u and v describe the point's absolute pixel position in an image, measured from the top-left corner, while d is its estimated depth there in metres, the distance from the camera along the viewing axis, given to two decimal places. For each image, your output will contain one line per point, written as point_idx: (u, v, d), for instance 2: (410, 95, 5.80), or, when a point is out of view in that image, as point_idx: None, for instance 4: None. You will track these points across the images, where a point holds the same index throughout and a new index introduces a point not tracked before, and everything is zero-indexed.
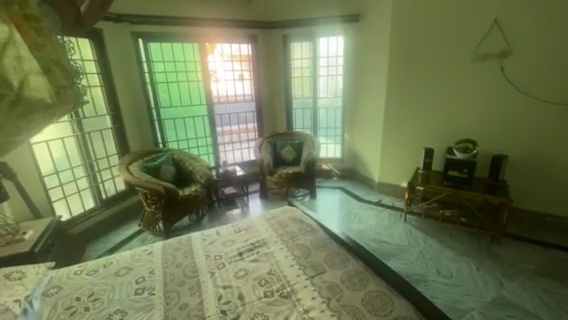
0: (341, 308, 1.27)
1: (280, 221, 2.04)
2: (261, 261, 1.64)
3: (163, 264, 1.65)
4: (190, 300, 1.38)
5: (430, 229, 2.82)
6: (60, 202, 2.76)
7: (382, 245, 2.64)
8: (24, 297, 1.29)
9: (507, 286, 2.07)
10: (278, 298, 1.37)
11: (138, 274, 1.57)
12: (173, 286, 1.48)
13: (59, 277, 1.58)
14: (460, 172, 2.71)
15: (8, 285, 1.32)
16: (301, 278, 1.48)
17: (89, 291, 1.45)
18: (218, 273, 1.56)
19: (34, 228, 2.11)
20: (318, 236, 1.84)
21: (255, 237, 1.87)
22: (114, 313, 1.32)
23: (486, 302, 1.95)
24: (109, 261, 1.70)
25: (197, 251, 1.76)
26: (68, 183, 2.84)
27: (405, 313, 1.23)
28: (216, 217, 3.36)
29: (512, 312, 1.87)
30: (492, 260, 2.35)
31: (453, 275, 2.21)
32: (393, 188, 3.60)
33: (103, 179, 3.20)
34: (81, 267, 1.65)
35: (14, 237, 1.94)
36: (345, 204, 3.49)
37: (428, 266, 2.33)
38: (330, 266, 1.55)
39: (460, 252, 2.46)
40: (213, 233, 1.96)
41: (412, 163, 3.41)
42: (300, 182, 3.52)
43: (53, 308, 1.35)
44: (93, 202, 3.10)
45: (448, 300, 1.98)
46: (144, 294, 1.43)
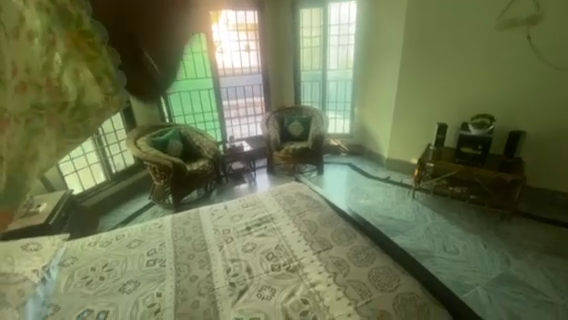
0: (347, 283, 1.30)
1: (287, 197, 2.04)
2: (269, 235, 1.66)
3: (174, 238, 1.69)
4: (200, 272, 1.43)
5: (439, 206, 2.80)
6: (72, 176, 2.83)
7: (389, 221, 2.64)
8: (42, 267, 1.34)
9: (513, 264, 2.07)
10: (285, 271, 1.40)
11: (149, 247, 1.61)
12: (183, 259, 1.52)
13: (75, 248, 1.65)
14: (473, 150, 2.62)
15: (26, 255, 1.38)
16: (307, 253, 1.50)
17: (103, 262, 1.51)
18: (226, 247, 1.59)
19: (47, 200, 2.18)
20: (325, 212, 1.84)
21: (262, 212, 1.89)
22: (127, 283, 1.37)
23: (492, 279, 1.97)
24: (121, 234, 1.75)
25: (206, 225, 1.80)
26: (78, 157, 2.89)
27: (411, 288, 1.24)
28: (224, 192, 3.40)
29: (517, 288, 1.88)
30: (500, 237, 2.34)
31: (459, 252, 2.22)
32: (402, 164, 3.54)
33: (111, 154, 3.22)
34: (95, 239, 1.71)
35: (29, 209, 2.02)
36: (353, 180, 3.47)
37: (434, 242, 2.33)
38: (337, 242, 1.56)
39: (467, 229, 2.46)
40: (221, 207, 1.98)
41: (423, 139, 3.31)
42: (306, 158, 3.50)
43: (70, 278, 1.43)
44: (104, 175, 3.15)
45: (453, 275, 2.01)
46: (156, 266, 1.48)
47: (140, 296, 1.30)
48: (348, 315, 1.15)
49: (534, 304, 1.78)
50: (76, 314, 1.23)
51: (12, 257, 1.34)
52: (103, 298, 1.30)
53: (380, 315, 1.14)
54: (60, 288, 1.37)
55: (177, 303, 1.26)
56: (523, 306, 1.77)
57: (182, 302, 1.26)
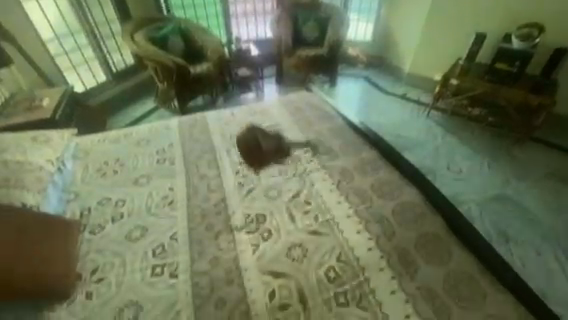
0: (350, 190, 1.34)
1: (297, 107, 1.94)
2: (276, 142, 1.64)
3: (181, 139, 1.69)
4: (209, 172, 1.47)
5: (452, 127, 2.71)
6: (70, 71, 2.73)
7: (397, 138, 2.62)
8: (55, 158, 1.38)
9: (513, 186, 2.12)
10: (291, 176, 1.43)
11: (158, 147, 1.63)
12: (192, 159, 1.55)
13: (86, 143, 1.67)
14: (509, 67, 2.45)
15: (37, 146, 1.41)
16: (314, 161, 1.51)
17: (115, 157, 1.56)
18: (234, 151, 1.60)
19: (50, 95, 2.17)
20: (335, 124, 1.77)
21: (270, 121, 1.83)
22: (140, 178, 1.44)
23: (487, 197, 2.05)
24: (129, 132, 1.75)
25: (213, 129, 1.78)
26: (73, 51, 2.74)
27: (411, 198, 1.28)
28: (231, 101, 3.28)
29: (509, 207, 1.98)
30: (507, 161, 2.33)
31: (462, 171, 2.25)
32: (422, 81, 3.26)
33: (108, 50, 3.00)
34: (103, 137, 1.72)
35: (33, 104, 2.04)
36: (366, 95, 3.28)
37: (439, 161, 2.35)
38: (345, 153, 1.55)
39: (476, 151, 2.43)
40: (228, 114, 1.91)
41: (451, 52, 2.97)
42: (318, 67, 3.25)
43: (85, 170, 1.49)
44: (105, 75, 3.01)
45: (450, 192, 2.09)
46: (166, 164, 1.52)
47: (152, 189, 1.37)
48: (348, 217, 1.22)
49: (521, 221, 1.89)
50: (97, 201, 1.32)
51: (23, 147, 1.37)
52: (119, 189, 1.38)
53: (379, 219, 1.20)
54: (79, 179, 1.44)
55: (187, 197, 1.34)
56: (510, 222, 1.89)
57: (192, 197, 1.34)
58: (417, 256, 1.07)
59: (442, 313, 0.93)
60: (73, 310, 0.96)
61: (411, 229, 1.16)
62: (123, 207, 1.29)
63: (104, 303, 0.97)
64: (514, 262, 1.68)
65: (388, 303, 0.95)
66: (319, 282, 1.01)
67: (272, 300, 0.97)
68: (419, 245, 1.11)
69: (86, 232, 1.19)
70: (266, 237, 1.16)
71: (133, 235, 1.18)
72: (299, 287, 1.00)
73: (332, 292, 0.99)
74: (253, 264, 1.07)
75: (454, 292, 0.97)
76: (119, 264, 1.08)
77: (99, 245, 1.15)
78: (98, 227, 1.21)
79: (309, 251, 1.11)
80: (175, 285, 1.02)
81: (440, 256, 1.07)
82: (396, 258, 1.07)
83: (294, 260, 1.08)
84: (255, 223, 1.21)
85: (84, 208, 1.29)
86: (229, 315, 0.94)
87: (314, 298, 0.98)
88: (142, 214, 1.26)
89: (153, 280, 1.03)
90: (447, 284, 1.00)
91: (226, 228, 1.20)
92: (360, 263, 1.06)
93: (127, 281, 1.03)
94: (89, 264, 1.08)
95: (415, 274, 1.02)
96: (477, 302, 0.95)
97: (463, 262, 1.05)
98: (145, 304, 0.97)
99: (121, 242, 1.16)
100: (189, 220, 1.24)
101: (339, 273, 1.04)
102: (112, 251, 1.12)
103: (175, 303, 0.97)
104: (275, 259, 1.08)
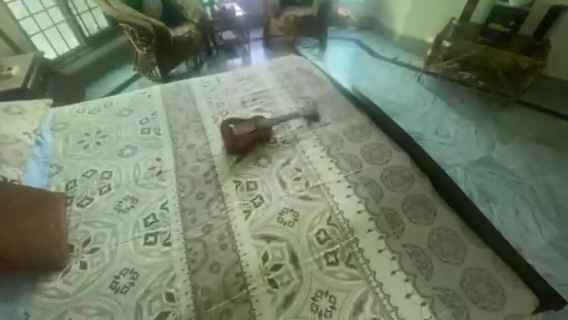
0: (340, 156, 1.34)
1: (286, 71, 1.87)
2: (265, 110, 1.60)
3: (166, 108, 1.62)
4: (197, 141, 1.43)
5: (442, 92, 2.69)
6: (38, 37, 2.57)
7: (388, 104, 2.61)
8: (32, 131, 1.32)
9: (498, 149, 2.17)
10: (281, 144, 1.41)
11: (142, 116, 1.56)
12: (178, 129, 1.50)
13: (63, 114, 1.59)
14: (503, 27, 2.38)
15: (11, 118, 1.33)
16: (304, 128, 1.49)
17: (96, 128, 1.49)
18: (221, 119, 1.55)
19: (18, 64, 2.01)
20: (326, 89, 1.72)
21: (258, 87, 1.76)
22: (126, 149, 1.39)
23: (472, 160, 2.11)
24: (110, 102, 1.66)
25: (199, 96, 1.70)
26: (39, 14, 2.55)
27: (401, 162, 1.29)
28: (216, 66, 3.13)
29: (492, 169, 2.05)
30: (494, 125, 2.36)
31: (450, 136, 2.29)
32: (414, 43, 3.18)
33: (78, 12, 2.77)
34: (82, 107, 1.63)
35: (0, 72, 1.89)
36: (357, 59, 3.18)
37: (428, 126, 2.38)
38: (335, 119, 1.53)
39: (464, 116, 2.45)
40: (214, 80, 1.83)
41: (445, 16, 2.89)
42: (308, 29, 3.10)
43: (66, 142, 1.43)
44: (77, 40, 2.80)
45: (437, 156, 2.14)
46: (151, 134, 1.47)
47: (139, 160, 1.34)
48: (338, 182, 1.23)
49: (503, 182, 1.97)
50: (82, 173, 1.29)
51: None
52: (104, 161, 1.34)
53: (368, 183, 1.22)
54: (60, 151, 1.39)
55: (176, 167, 1.31)
56: (492, 183, 1.96)
57: (181, 166, 1.32)
58: (403, 217, 1.11)
59: (425, 268, 0.98)
60: (69, 279, 0.97)
61: (399, 192, 1.19)
62: (110, 179, 1.26)
63: (100, 271, 0.99)
64: (494, 220, 1.78)
65: (375, 261, 1.00)
66: (310, 244, 1.05)
67: (265, 261, 1.00)
68: (406, 206, 1.14)
69: (74, 205, 1.17)
70: (257, 203, 1.17)
71: (123, 205, 1.17)
72: (290, 249, 1.03)
73: (323, 253, 1.03)
74: (246, 230, 1.09)
75: (437, 248, 1.03)
76: (111, 234, 1.08)
77: (89, 216, 1.13)
78: (86, 199, 1.19)
79: (299, 215, 1.13)
80: (169, 252, 1.03)
81: (426, 216, 1.11)
82: (383, 219, 1.11)
83: (286, 224, 1.10)
84: (246, 191, 1.21)
85: (69, 181, 1.26)
86: (224, 277, 0.97)
87: (305, 258, 1.02)
88: (131, 185, 1.24)
89: (147, 249, 1.04)
90: (431, 241, 1.04)
91: (217, 196, 1.20)
92: (350, 225, 1.09)
93: (121, 250, 1.04)
94: (81, 236, 1.08)
95: (401, 233, 1.07)
96: (458, 257, 1.01)
97: (447, 221, 1.10)
98: (140, 271, 0.99)
99: (112, 213, 1.15)
100: (179, 189, 1.23)
101: (329, 235, 1.07)
102: (103, 222, 1.12)
103: (170, 269, 0.99)
104: (267, 223, 1.10)
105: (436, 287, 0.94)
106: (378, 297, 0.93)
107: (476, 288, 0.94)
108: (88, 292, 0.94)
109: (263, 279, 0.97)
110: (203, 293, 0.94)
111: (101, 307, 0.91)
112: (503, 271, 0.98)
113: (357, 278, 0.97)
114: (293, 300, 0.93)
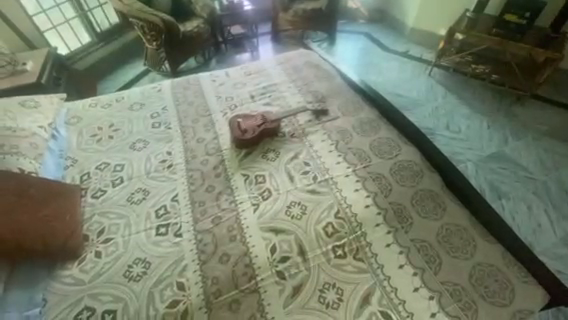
0: (348, 150, 1.34)
1: (295, 65, 1.86)
2: (273, 104, 1.60)
3: (175, 102, 1.64)
4: (206, 136, 1.45)
5: (453, 86, 2.64)
6: (51, 33, 2.62)
7: (397, 98, 2.58)
8: (48, 125, 1.37)
9: (510, 144, 2.13)
10: (289, 138, 1.42)
11: (152, 110, 1.59)
12: (188, 123, 1.52)
13: (77, 108, 1.63)
14: (518, 18, 2.31)
15: (27, 112, 1.37)
16: (312, 122, 1.48)
17: (108, 122, 1.52)
18: (230, 114, 1.56)
19: (33, 59, 2.07)
20: (334, 83, 1.71)
21: (267, 81, 1.76)
22: (137, 142, 1.42)
23: (484, 156, 2.07)
24: (121, 96, 1.69)
25: (208, 91, 1.72)
26: (52, 10, 2.59)
27: (410, 157, 1.28)
28: (224, 61, 3.14)
29: (504, 164, 2.01)
30: (507, 120, 2.31)
31: (461, 131, 2.25)
32: (425, 37, 3.12)
33: (89, 7, 2.82)
34: (94, 101, 1.66)
35: (16, 68, 1.94)
36: (366, 53, 3.15)
37: (439, 121, 2.34)
38: (344, 114, 1.52)
39: (476, 110, 2.40)
40: (223, 75, 1.84)
41: (456, 6, 2.84)
42: (317, 23, 3.07)
43: (80, 136, 1.47)
44: (89, 36, 2.86)
45: (448, 151, 2.11)
46: (162, 128, 1.49)
47: (150, 153, 1.37)
48: (346, 176, 1.24)
49: (515, 178, 1.93)
50: (95, 165, 1.32)
51: (12, 113, 1.33)
52: (116, 154, 1.37)
53: (376, 177, 1.22)
54: (74, 144, 1.43)
55: (186, 161, 1.34)
56: (504, 179, 1.93)
57: (191, 160, 1.34)
58: (412, 212, 1.11)
59: (434, 262, 0.98)
60: (84, 267, 1.00)
61: (408, 187, 1.18)
62: (122, 171, 1.29)
63: (114, 260, 1.02)
64: (505, 216, 1.75)
65: (383, 255, 1.01)
66: (318, 236, 1.05)
67: (273, 253, 1.02)
68: (415, 201, 1.14)
69: (88, 196, 1.21)
70: (266, 197, 1.18)
71: (135, 197, 1.20)
72: (298, 242, 1.04)
73: (330, 246, 1.03)
74: (254, 222, 1.10)
75: (446, 243, 1.02)
76: (124, 225, 1.11)
77: (102, 208, 1.17)
78: (100, 191, 1.23)
79: (307, 208, 1.14)
80: (180, 243, 1.06)
81: (435, 211, 1.11)
82: (392, 214, 1.10)
83: (293, 217, 1.11)
84: (255, 184, 1.23)
85: (83, 173, 1.30)
86: (233, 268, 0.99)
87: (313, 251, 1.03)
88: (142, 177, 1.27)
89: (159, 239, 1.07)
90: (440, 236, 1.04)
91: (226, 189, 1.22)
92: (358, 218, 1.09)
93: (134, 241, 1.07)
94: (95, 226, 1.11)
95: (410, 228, 1.06)
96: (468, 252, 1.00)
97: (457, 216, 1.09)
98: (152, 261, 1.01)
99: (124, 204, 1.18)
100: (189, 182, 1.25)
101: (337, 229, 1.07)
102: (116, 213, 1.15)
103: (181, 259, 1.02)
104: (275, 216, 1.12)
105: (444, 282, 0.94)
106: (386, 290, 0.94)
107: (485, 283, 0.93)
108: (103, 280, 0.97)
109: (272, 271, 0.98)
110: (213, 282, 0.96)
111: (115, 294, 0.94)
112: (513, 267, 0.97)
113: (365, 271, 0.98)
114: (301, 292, 0.95)
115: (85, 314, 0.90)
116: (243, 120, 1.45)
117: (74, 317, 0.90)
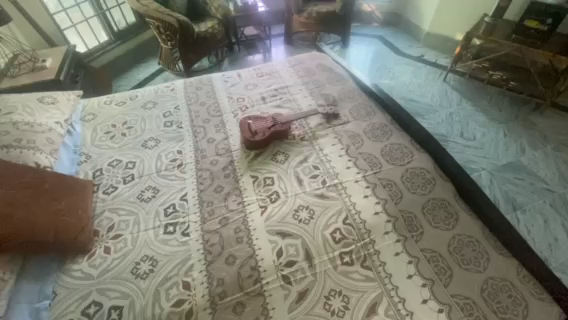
0: (359, 155, 1.32)
1: (307, 68, 1.86)
2: (284, 106, 1.60)
3: (187, 102, 1.66)
4: (217, 136, 1.46)
5: (469, 92, 2.58)
6: (70, 31, 2.70)
7: (411, 103, 2.54)
8: (64, 120, 1.41)
9: (527, 154, 2.06)
10: (299, 141, 1.41)
11: (165, 110, 1.61)
12: (199, 123, 1.53)
13: (92, 105, 1.67)
14: (540, 24, 2.25)
15: (45, 107, 1.41)
16: (323, 126, 1.47)
17: (122, 120, 1.56)
18: (241, 115, 1.57)
19: (52, 57, 2.14)
20: (346, 87, 1.70)
21: (278, 83, 1.76)
22: (149, 141, 1.44)
23: (499, 165, 2.01)
24: (135, 94, 1.72)
25: (220, 91, 1.73)
26: (72, 9, 2.67)
27: (422, 165, 1.25)
28: (237, 62, 3.18)
29: (520, 175, 1.94)
30: (524, 128, 2.24)
31: (476, 139, 2.19)
32: (441, 41, 3.07)
33: (108, 7, 2.89)
34: (109, 99, 1.70)
35: (36, 64, 2.01)
36: (380, 57, 3.12)
37: (453, 128, 2.29)
38: (355, 118, 1.50)
39: (493, 118, 2.33)
40: (235, 76, 1.85)
41: (474, 12, 2.78)
42: (331, 25, 3.07)
43: (94, 132, 1.50)
44: (106, 34, 2.93)
45: (462, 159, 2.06)
46: (173, 127, 1.51)
47: (161, 152, 1.39)
48: (356, 181, 1.22)
49: (531, 189, 1.87)
50: (108, 162, 1.35)
51: (31, 108, 1.37)
52: (128, 151, 1.39)
53: (387, 184, 1.20)
54: (88, 140, 1.46)
55: (196, 160, 1.35)
56: (520, 190, 1.86)
57: (200, 160, 1.35)
58: (423, 221, 1.08)
59: (444, 274, 0.95)
60: (93, 262, 1.02)
61: (419, 195, 1.16)
62: (133, 169, 1.31)
63: (122, 256, 1.03)
64: (519, 228, 1.69)
65: (391, 263, 0.99)
66: (325, 242, 1.04)
67: (280, 257, 1.01)
68: (426, 210, 1.11)
69: (100, 192, 1.23)
70: (274, 199, 1.18)
71: (145, 195, 1.22)
72: (305, 247, 1.03)
73: (337, 252, 1.02)
74: (261, 225, 1.10)
75: (458, 255, 0.99)
76: (133, 222, 1.13)
77: (113, 204, 1.19)
78: (111, 187, 1.25)
79: (315, 213, 1.12)
80: (187, 242, 1.06)
81: (447, 221, 1.07)
82: (402, 222, 1.08)
83: (301, 222, 1.10)
84: (263, 187, 1.23)
85: (96, 169, 1.32)
86: (239, 270, 0.99)
87: (320, 256, 1.01)
88: (153, 175, 1.29)
89: (166, 238, 1.08)
90: (451, 247, 1.01)
91: (235, 190, 1.22)
92: (366, 225, 1.08)
93: (142, 238, 1.08)
94: (106, 222, 1.13)
95: (420, 238, 1.04)
96: (480, 265, 0.96)
97: (469, 227, 1.06)
98: (159, 259, 1.02)
99: (135, 202, 1.19)
100: (198, 182, 1.26)
101: (345, 235, 1.05)
102: (126, 210, 1.17)
103: (187, 258, 1.02)
104: (283, 220, 1.11)
105: (454, 295, 0.91)
106: (393, 300, 0.91)
107: (498, 298, 0.89)
108: (111, 276, 0.98)
109: (277, 275, 0.98)
110: (218, 283, 0.96)
111: (122, 291, 0.95)
112: (528, 282, 0.93)
113: (372, 280, 0.96)
114: (306, 297, 0.93)
115: (93, 309, 0.91)
116: (254, 122, 1.45)
117: (82, 310, 0.91)
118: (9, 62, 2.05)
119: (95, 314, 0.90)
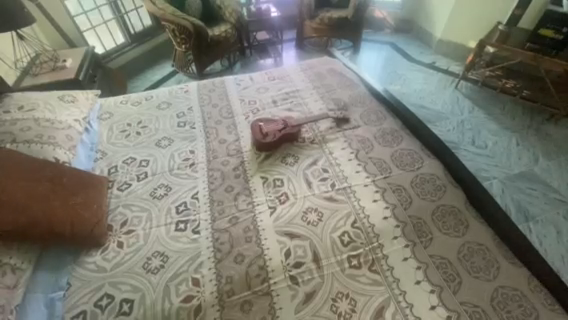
0: (368, 160, 1.33)
1: (318, 73, 1.89)
2: (295, 110, 1.61)
3: (200, 103, 1.70)
4: (228, 137, 1.49)
5: (481, 100, 2.56)
6: (90, 32, 2.80)
7: (421, 110, 2.53)
8: (82, 118, 1.47)
9: (540, 164, 2.02)
10: (308, 144, 1.43)
11: (178, 111, 1.65)
12: (211, 124, 1.57)
13: (109, 104, 1.73)
14: (553, 33, 2.25)
15: (65, 106, 1.47)
16: (332, 130, 1.49)
17: (137, 120, 1.61)
18: (252, 117, 1.59)
19: (72, 58, 2.22)
20: (357, 92, 1.72)
21: (290, 87, 1.79)
22: (162, 140, 1.48)
23: (512, 174, 1.98)
24: (150, 95, 1.78)
25: (232, 94, 1.77)
26: (92, 11, 2.76)
27: (432, 170, 1.26)
28: (248, 65, 3.24)
29: (533, 184, 1.91)
30: (537, 138, 2.20)
31: (487, 147, 2.17)
32: (454, 48, 3.07)
33: (126, 10, 3.00)
34: (126, 99, 1.76)
35: (57, 65, 2.09)
36: (391, 63, 3.13)
37: (464, 135, 2.27)
38: (365, 123, 1.51)
39: (504, 126, 2.31)
40: (247, 78, 1.89)
41: (489, 21, 2.80)
42: (342, 30, 3.10)
43: (110, 130, 1.55)
44: (123, 36, 3.04)
45: (473, 167, 2.03)
46: (186, 128, 1.55)
47: (174, 151, 1.42)
48: (365, 185, 1.23)
49: (544, 199, 1.83)
50: (122, 160, 1.39)
51: (51, 106, 1.42)
52: (143, 150, 1.43)
53: (396, 189, 1.20)
54: (104, 137, 1.51)
55: (208, 160, 1.37)
56: (533, 200, 1.83)
57: (212, 160, 1.38)
58: (432, 227, 1.07)
59: (453, 281, 0.94)
60: (107, 256, 1.04)
61: (429, 201, 1.15)
62: (147, 167, 1.35)
63: (134, 252, 1.06)
64: (531, 239, 1.66)
65: (400, 268, 0.99)
66: (333, 245, 1.05)
67: (287, 258, 1.02)
68: (436, 216, 1.10)
69: (114, 188, 1.27)
70: (283, 200, 1.19)
71: (158, 193, 1.25)
72: (313, 248, 1.04)
73: (346, 255, 1.02)
74: (270, 226, 1.11)
75: (467, 262, 0.98)
76: (146, 219, 1.16)
77: (126, 200, 1.22)
78: (126, 184, 1.29)
79: (324, 216, 1.13)
80: (197, 240, 1.09)
81: (456, 228, 1.07)
82: (411, 228, 1.08)
83: (310, 223, 1.11)
84: (273, 188, 1.24)
85: (111, 166, 1.36)
86: (248, 268, 1.00)
87: (328, 259, 1.02)
88: (165, 174, 1.32)
89: (178, 235, 1.10)
90: (460, 255, 1.00)
91: (244, 191, 1.24)
92: (375, 230, 1.08)
93: (154, 234, 1.11)
94: (119, 217, 1.16)
95: (428, 244, 1.03)
96: (490, 274, 0.95)
97: (479, 235, 1.05)
98: (169, 255, 1.05)
99: (147, 199, 1.23)
100: (209, 181, 1.28)
101: (353, 238, 1.06)
102: (139, 206, 1.20)
103: (197, 256, 1.04)
104: (291, 221, 1.12)
105: (463, 302, 0.90)
106: (400, 305, 0.91)
107: (508, 308, 0.88)
108: (123, 269, 1.01)
109: (285, 275, 0.98)
110: (227, 281, 0.97)
111: (134, 285, 0.97)
112: (539, 292, 0.91)
113: (380, 284, 0.96)
114: (313, 299, 0.94)
115: (105, 301, 0.93)
116: (265, 124, 1.48)
117: (94, 302, 0.93)
118: (31, 62, 2.15)
119: (106, 306, 0.92)
